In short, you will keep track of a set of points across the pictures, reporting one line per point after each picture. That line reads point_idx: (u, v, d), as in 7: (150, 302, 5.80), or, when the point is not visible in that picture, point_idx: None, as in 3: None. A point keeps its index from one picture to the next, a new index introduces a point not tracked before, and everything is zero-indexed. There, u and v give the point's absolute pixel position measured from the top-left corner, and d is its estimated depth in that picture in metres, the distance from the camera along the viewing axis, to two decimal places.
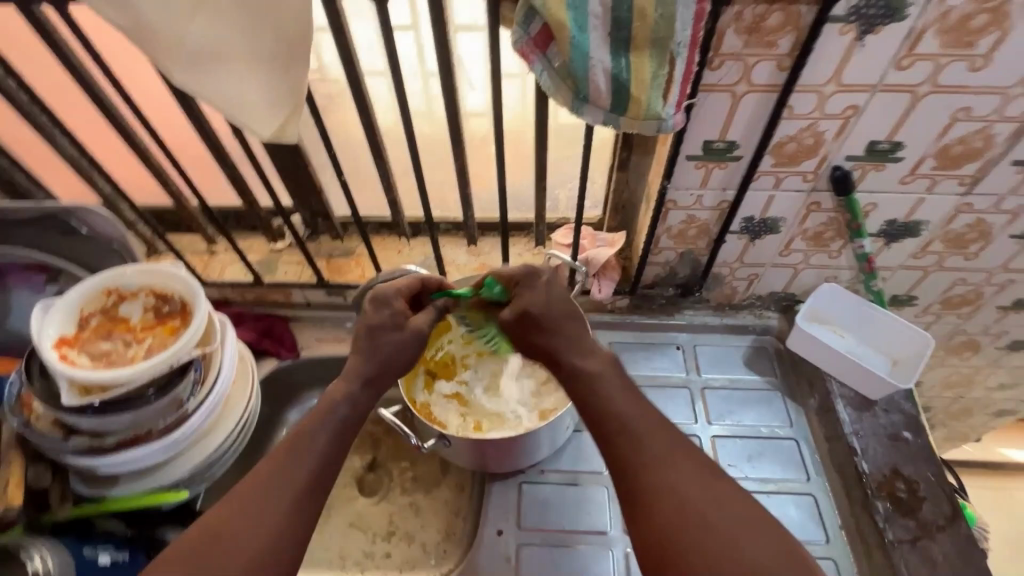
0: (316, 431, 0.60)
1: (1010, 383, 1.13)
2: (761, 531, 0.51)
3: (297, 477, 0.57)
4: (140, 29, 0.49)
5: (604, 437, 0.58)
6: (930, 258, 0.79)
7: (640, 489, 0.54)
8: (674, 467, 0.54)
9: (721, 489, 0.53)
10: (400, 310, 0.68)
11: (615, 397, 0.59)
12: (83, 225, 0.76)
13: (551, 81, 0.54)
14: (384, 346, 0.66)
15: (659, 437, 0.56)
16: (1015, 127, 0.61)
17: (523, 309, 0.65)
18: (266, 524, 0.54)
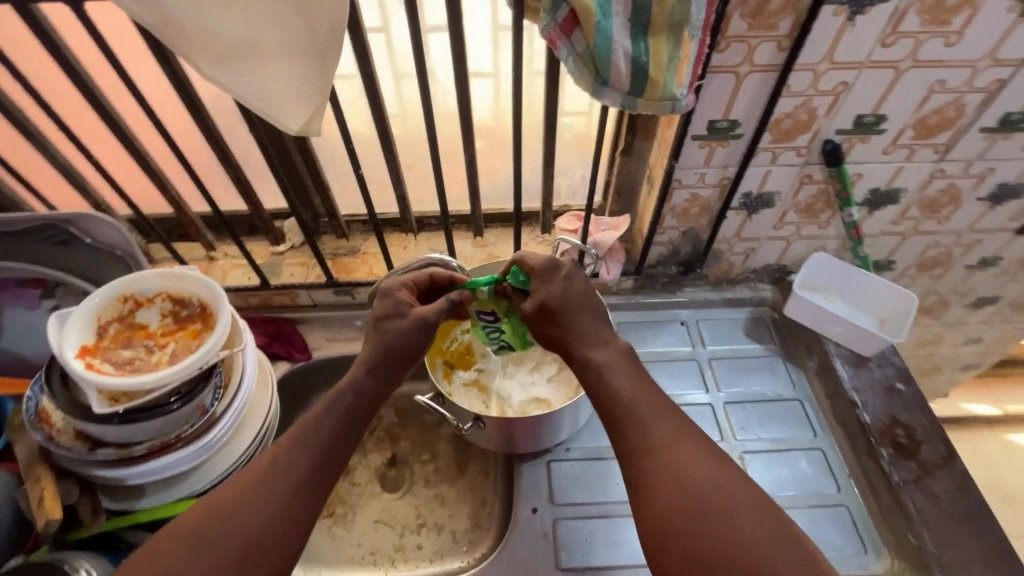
0: (320, 421, 0.60)
1: (974, 338, 1.23)
2: (766, 522, 0.50)
3: (298, 464, 0.57)
4: (170, 27, 0.49)
5: (610, 421, 0.58)
6: (908, 223, 0.86)
7: (643, 474, 0.54)
8: (679, 451, 0.54)
9: (728, 475, 0.53)
10: (406, 300, 0.67)
11: (622, 381, 0.59)
12: (86, 235, 0.73)
13: (575, 65, 0.56)
14: (394, 335, 0.65)
15: (666, 423, 0.56)
16: (983, 96, 0.67)
17: (540, 304, 0.63)
18: (262, 513, 0.54)
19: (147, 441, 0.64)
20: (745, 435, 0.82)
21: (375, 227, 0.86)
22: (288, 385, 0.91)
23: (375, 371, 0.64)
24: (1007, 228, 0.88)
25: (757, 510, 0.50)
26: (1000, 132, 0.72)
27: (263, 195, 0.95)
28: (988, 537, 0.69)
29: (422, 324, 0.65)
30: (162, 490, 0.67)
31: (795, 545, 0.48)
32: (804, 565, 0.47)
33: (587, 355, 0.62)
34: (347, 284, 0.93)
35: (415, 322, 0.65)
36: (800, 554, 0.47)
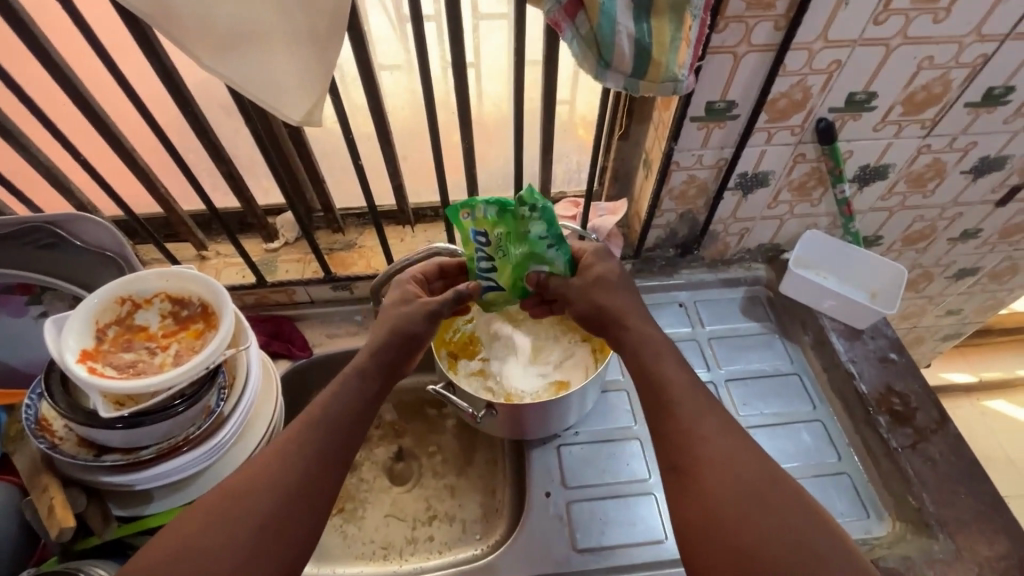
0: (332, 402, 0.62)
1: (954, 309, 1.28)
2: (807, 515, 0.53)
3: (321, 448, 0.59)
4: (165, 15, 0.47)
5: (661, 410, 0.61)
6: (895, 198, 0.89)
7: (692, 459, 0.56)
8: (729, 445, 0.57)
9: (773, 472, 0.56)
10: (415, 290, 0.72)
11: (677, 377, 0.62)
12: (75, 237, 0.71)
13: (579, 47, 0.55)
14: (398, 318, 0.68)
15: (717, 419, 0.59)
16: (968, 72, 0.69)
17: (598, 276, 0.69)
18: (280, 491, 0.55)
19: (154, 444, 0.63)
20: (748, 411, 0.84)
21: (374, 220, 0.85)
22: (290, 383, 0.90)
23: (376, 355, 0.66)
24: (988, 200, 0.91)
25: (798, 506, 0.53)
26: (983, 106, 0.74)
27: (254, 191, 0.93)
28: (983, 496, 0.73)
29: (427, 313, 0.69)
30: (171, 494, 0.66)
31: (830, 537, 0.51)
32: (821, 536, 0.52)
33: (641, 349, 0.65)
34: (346, 278, 0.91)
35: (421, 308, 0.69)
36: (827, 537, 0.51)
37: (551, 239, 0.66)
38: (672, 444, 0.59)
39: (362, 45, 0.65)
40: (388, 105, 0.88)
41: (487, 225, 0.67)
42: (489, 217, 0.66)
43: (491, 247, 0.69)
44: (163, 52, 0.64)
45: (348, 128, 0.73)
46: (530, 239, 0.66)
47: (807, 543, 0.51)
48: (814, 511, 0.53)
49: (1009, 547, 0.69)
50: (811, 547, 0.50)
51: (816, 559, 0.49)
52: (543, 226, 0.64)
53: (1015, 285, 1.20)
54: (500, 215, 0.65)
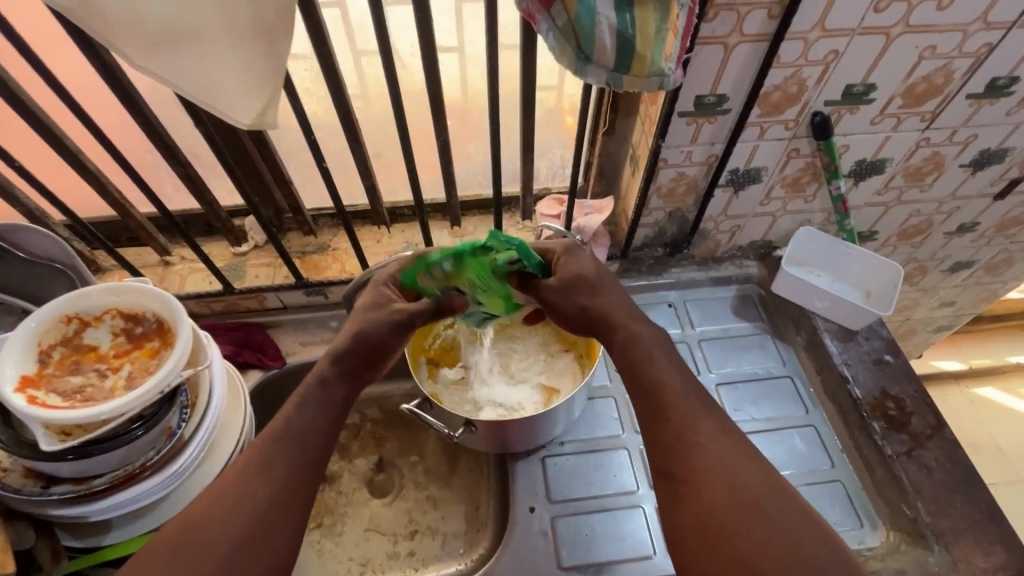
0: (295, 414, 0.58)
1: (948, 301, 1.26)
2: (809, 524, 0.49)
3: (286, 465, 0.55)
4: (83, 7, 0.41)
5: (654, 412, 0.57)
6: (892, 193, 0.85)
7: (686, 466, 0.53)
8: (726, 450, 0.53)
9: (773, 479, 0.52)
10: (389, 294, 0.66)
11: (670, 376, 0.58)
12: (16, 249, 0.64)
13: (557, 41, 0.50)
14: (366, 326, 0.63)
15: (714, 422, 0.55)
16: (971, 62, 0.65)
17: (579, 274, 0.64)
18: (247, 512, 0.51)
19: (107, 474, 0.59)
20: (739, 417, 0.81)
21: (345, 222, 0.80)
22: (263, 394, 0.86)
23: (340, 364, 0.62)
24: (987, 193, 0.88)
25: (799, 513, 0.50)
26: (986, 97, 0.70)
27: (218, 192, 0.87)
28: (979, 504, 0.71)
29: (399, 322, 0.64)
30: (131, 523, 0.62)
31: (835, 548, 0.48)
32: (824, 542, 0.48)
33: (634, 347, 0.61)
34: (318, 284, 0.87)
35: (393, 316, 0.64)
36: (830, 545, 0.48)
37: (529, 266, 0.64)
38: (666, 449, 0.55)
39: (322, 38, 0.59)
40: (358, 99, 0.82)
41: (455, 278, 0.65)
42: (453, 269, 0.65)
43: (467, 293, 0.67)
44: (101, 47, 0.59)
45: (312, 127, 0.68)
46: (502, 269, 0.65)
47: (810, 553, 0.47)
48: (816, 518, 0.50)
49: (1005, 559, 0.67)
50: (816, 559, 0.47)
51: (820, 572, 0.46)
52: (513, 253, 0.63)
53: (1010, 276, 1.18)
54: (461, 265, 0.64)
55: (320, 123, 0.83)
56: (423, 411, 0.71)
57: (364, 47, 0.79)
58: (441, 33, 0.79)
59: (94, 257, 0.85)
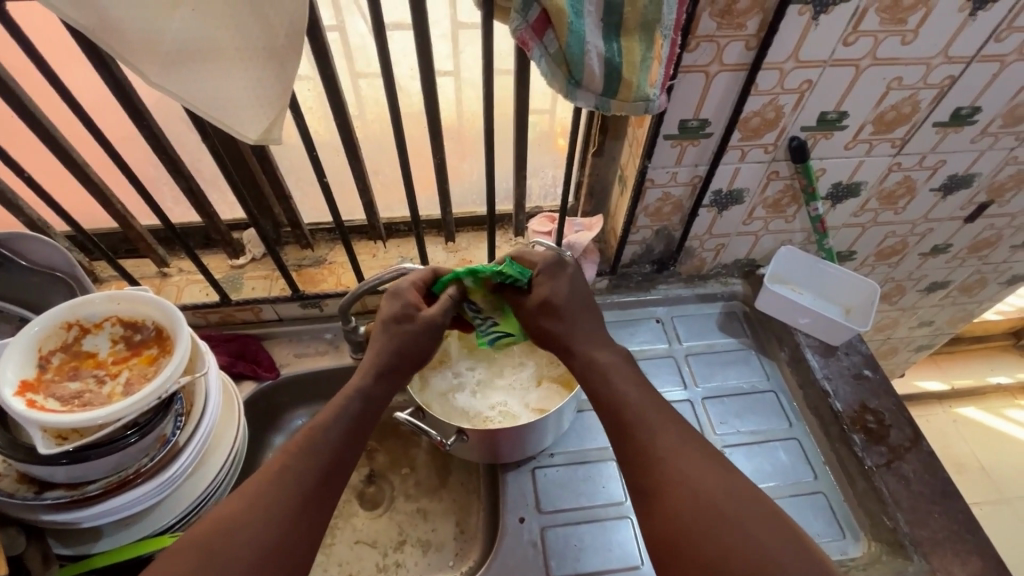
0: (331, 426, 0.59)
1: (927, 320, 1.30)
2: (770, 521, 0.51)
3: (314, 476, 0.56)
4: (104, 28, 0.43)
5: (618, 430, 0.59)
6: (867, 215, 0.89)
7: (650, 480, 0.55)
8: (687, 456, 0.56)
9: (739, 483, 0.54)
10: (415, 301, 0.66)
11: (628, 391, 0.61)
12: (20, 256, 0.65)
13: (548, 67, 0.53)
14: (403, 338, 0.64)
15: (673, 432, 0.58)
16: (936, 92, 0.70)
17: (545, 299, 0.65)
18: (277, 523, 0.52)
19: (102, 479, 0.59)
20: (724, 430, 0.83)
21: (343, 236, 0.82)
22: (256, 405, 0.87)
23: (380, 378, 0.63)
24: (957, 216, 0.92)
25: (762, 510, 0.52)
26: (951, 126, 0.75)
27: (218, 205, 0.89)
28: (955, 514, 0.73)
29: (431, 329, 0.65)
30: (122, 530, 0.63)
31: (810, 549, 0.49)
32: (795, 539, 0.50)
33: (592, 367, 0.63)
34: (314, 296, 0.88)
35: (423, 325, 0.64)
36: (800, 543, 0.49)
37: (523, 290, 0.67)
38: (632, 466, 0.58)
39: (326, 60, 0.62)
40: (358, 118, 0.85)
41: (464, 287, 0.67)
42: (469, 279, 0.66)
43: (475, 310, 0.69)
44: (114, 65, 0.61)
45: (314, 144, 0.71)
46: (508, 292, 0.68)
47: (774, 551, 0.49)
48: (779, 514, 0.52)
49: (982, 567, 0.69)
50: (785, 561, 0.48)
51: (782, 567, 0.48)
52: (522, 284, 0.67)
53: (984, 297, 1.23)
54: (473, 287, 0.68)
55: (320, 141, 0.86)
56: (418, 419, 0.72)
57: (364, 69, 0.82)
58: (438, 56, 0.83)
59: (93, 268, 0.87)
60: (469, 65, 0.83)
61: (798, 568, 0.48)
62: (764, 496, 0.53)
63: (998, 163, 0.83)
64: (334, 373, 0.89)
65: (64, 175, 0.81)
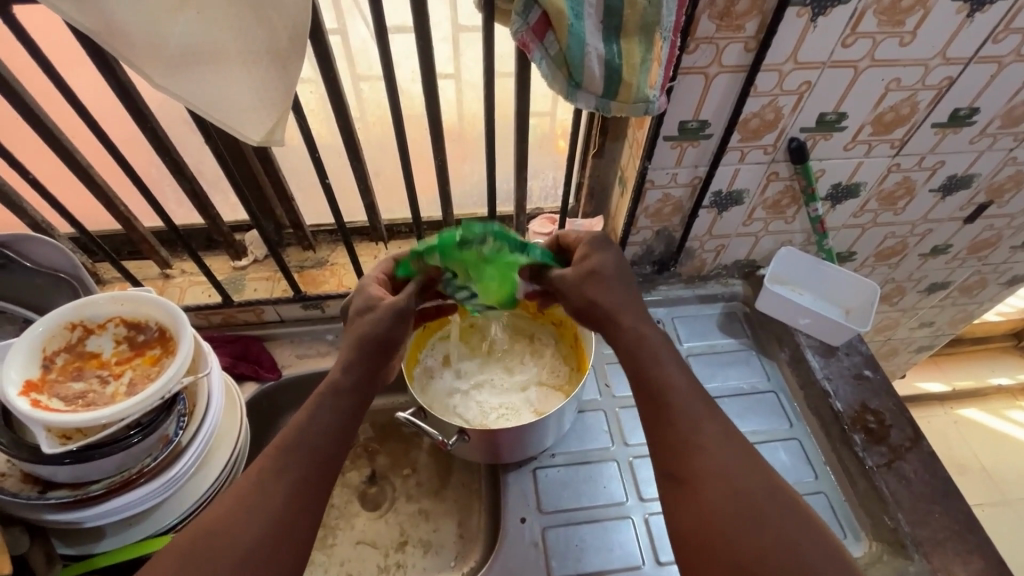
0: (309, 423, 0.58)
1: (928, 321, 1.30)
2: (805, 526, 0.51)
3: (294, 475, 0.55)
4: (109, 31, 0.43)
5: (659, 415, 0.58)
6: (867, 216, 0.90)
7: (690, 470, 0.55)
8: (729, 452, 0.55)
9: (774, 483, 0.54)
10: (376, 292, 0.65)
11: (675, 377, 0.60)
12: (24, 258, 0.66)
13: (548, 68, 0.54)
14: (367, 327, 0.62)
15: (717, 425, 0.57)
16: (934, 93, 0.70)
17: (592, 269, 0.64)
18: (261, 520, 0.52)
19: (104, 479, 0.60)
20: None
21: (344, 237, 0.83)
22: (258, 406, 0.87)
23: (351, 370, 0.62)
24: (956, 217, 0.93)
25: (793, 513, 0.52)
26: (950, 126, 0.75)
27: (220, 207, 0.90)
28: (956, 514, 0.73)
29: (393, 313, 0.63)
30: (125, 530, 0.63)
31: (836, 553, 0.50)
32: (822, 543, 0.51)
33: (639, 346, 0.61)
34: (316, 297, 0.89)
35: (384, 312, 0.63)
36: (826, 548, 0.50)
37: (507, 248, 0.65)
38: (670, 452, 0.56)
39: (328, 63, 0.63)
40: (359, 121, 0.85)
41: (450, 257, 0.65)
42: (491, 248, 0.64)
43: (462, 280, 0.67)
44: (118, 67, 0.62)
45: (316, 146, 0.71)
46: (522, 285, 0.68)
47: (805, 554, 0.49)
48: (812, 519, 0.52)
49: (984, 567, 0.69)
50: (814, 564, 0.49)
51: (816, 570, 0.48)
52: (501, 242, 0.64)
53: (984, 298, 1.23)
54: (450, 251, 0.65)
55: (322, 143, 0.86)
56: (419, 419, 0.73)
57: (366, 72, 0.82)
58: (439, 59, 0.83)
59: (96, 269, 0.87)
60: (469, 68, 0.84)
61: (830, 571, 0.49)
62: (801, 501, 0.54)
63: (997, 164, 0.83)
64: None
65: (69, 178, 0.82)
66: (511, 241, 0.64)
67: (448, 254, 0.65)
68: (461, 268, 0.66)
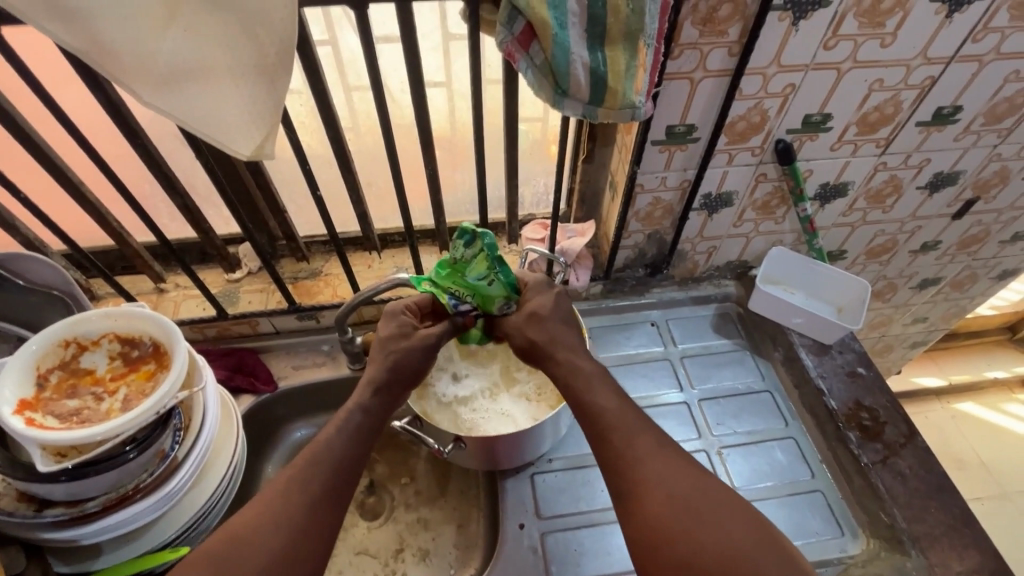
0: (334, 438, 0.59)
1: (921, 317, 1.31)
2: (748, 526, 0.52)
3: (316, 490, 0.55)
4: (99, 50, 0.44)
5: (598, 435, 0.59)
6: (856, 214, 0.90)
7: (630, 482, 0.55)
8: (666, 463, 0.56)
9: (716, 486, 0.55)
10: (412, 321, 0.66)
11: (606, 400, 0.60)
12: (17, 277, 0.66)
13: (535, 77, 0.55)
14: (401, 357, 0.64)
15: (652, 438, 0.58)
16: (917, 93, 0.71)
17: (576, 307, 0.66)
18: (283, 531, 0.52)
19: (101, 496, 0.59)
20: (721, 431, 0.83)
21: (337, 247, 0.83)
22: (255, 418, 0.87)
23: (380, 393, 0.63)
24: (944, 213, 0.94)
25: (739, 514, 0.53)
26: (934, 125, 0.76)
27: (213, 220, 0.90)
28: (953, 508, 0.73)
29: (426, 347, 0.65)
30: (121, 547, 0.63)
31: (783, 553, 0.50)
32: (769, 540, 0.51)
33: (575, 376, 0.62)
34: (311, 307, 0.89)
35: (420, 343, 0.64)
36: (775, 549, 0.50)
37: (491, 258, 0.62)
38: (612, 469, 0.57)
39: (317, 75, 0.64)
40: (351, 130, 0.85)
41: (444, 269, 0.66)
42: (474, 263, 0.62)
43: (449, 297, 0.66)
44: (107, 84, 0.62)
45: (307, 158, 0.72)
46: (503, 301, 0.66)
47: (750, 554, 0.50)
48: (753, 514, 0.53)
49: (980, 561, 0.69)
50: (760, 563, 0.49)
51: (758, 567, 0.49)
52: (481, 248, 0.62)
53: (976, 292, 1.24)
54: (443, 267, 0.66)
55: (313, 153, 0.86)
56: (416, 428, 0.73)
57: (356, 83, 0.81)
58: (429, 68, 0.83)
59: (90, 285, 0.88)
60: (460, 77, 0.84)
61: (770, 566, 0.49)
62: (743, 500, 0.54)
63: (982, 160, 0.84)
64: (332, 385, 0.90)
65: (61, 195, 0.82)
66: (491, 249, 0.62)
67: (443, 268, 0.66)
68: (451, 279, 0.65)
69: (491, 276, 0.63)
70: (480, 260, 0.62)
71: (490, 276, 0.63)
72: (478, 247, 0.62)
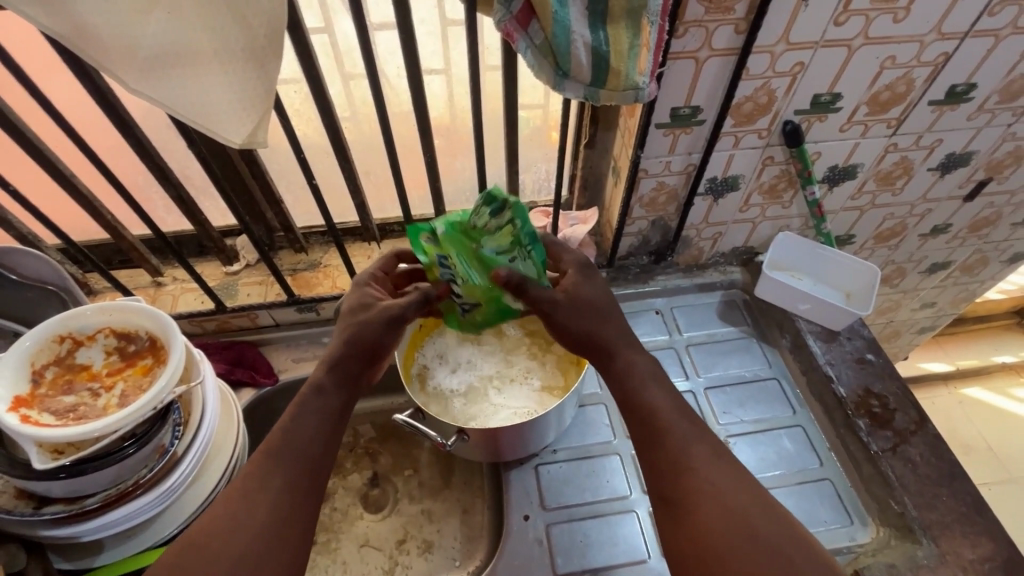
0: (293, 424, 0.58)
1: (930, 302, 1.29)
2: (796, 539, 0.51)
3: (280, 479, 0.55)
4: (79, 34, 0.41)
5: (649, 436, 0.58)
6: (865, 198, 0.88)
7: (681, 487, 0.55)
8: (717, 471, 0.55)
9: (767, 499, 0.54)
10: (375, 294, 0.66)
11: (662, 401, 0.60)
12: (10, 272, 0.64)
13: (534, 58, 0.52)
14: (357, 331, 0.63)
15: (707, 444, 0.57)
16: (930, 70, 0.69)
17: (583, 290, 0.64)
18: (248, 526, 0.52)
19: (100, 493, 0.59)
20: (727, 420, 0.82)
21: (335, 239, 0.82)
22: (256, 412, 0.86)
23: (334, 371, 0.62)
24: (955, 195, 0.92)
25: (790, 529, 0.51)
26: (947, 104, 0.74)
27: (210, 213, 0.89)
28: (964, 496, 0.72)
29: (387, 319, 0.64)
30: (123, 542, 0.63)
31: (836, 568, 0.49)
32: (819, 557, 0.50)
33: (626, 372, 0.62)
34: (310, 299, 0.88)
35: (381, 315, 0.64)
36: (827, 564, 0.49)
37: (521, 234, 0.60)
38: (661, 471, 0.56)
39: (310, 61, 0.62)
40: (348, 119, 0.83)
41: (452, 233, 0.61)
42: (499, 235, 0.60)
43: (456, 263, 0.62)
44: (94, 72, 0.60)
45: (303, 146, 0.70)
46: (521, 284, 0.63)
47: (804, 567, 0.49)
48: (802, 531, 0.52)
49: (992, 549, 0.68)
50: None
51: None
52: (510, 222, 0.59)
53: (986, 276, 1.22)
54: (449, 233, 0.61)
55: (309, 143, 0.85)
56: (417, 421, 0.72)
57: (352, 70, 0.79)
58: (426, 54, 0.81)
59: (86, 280, 0.87)
60: (459, 63, 0.82)
61: None
62: (795, 518, 0.53)
63: (996, 140, 0.82)
64: None
65: (55, 190, 0.81)
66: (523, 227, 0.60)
67: (452, 233, 0.61)
68: (458, 247, 0.61)
69: (514, 253, 0.61)
70: (504, 234, 0.60)
71: (513, 252, 0.61)
72: (506, 219, 0.59)
